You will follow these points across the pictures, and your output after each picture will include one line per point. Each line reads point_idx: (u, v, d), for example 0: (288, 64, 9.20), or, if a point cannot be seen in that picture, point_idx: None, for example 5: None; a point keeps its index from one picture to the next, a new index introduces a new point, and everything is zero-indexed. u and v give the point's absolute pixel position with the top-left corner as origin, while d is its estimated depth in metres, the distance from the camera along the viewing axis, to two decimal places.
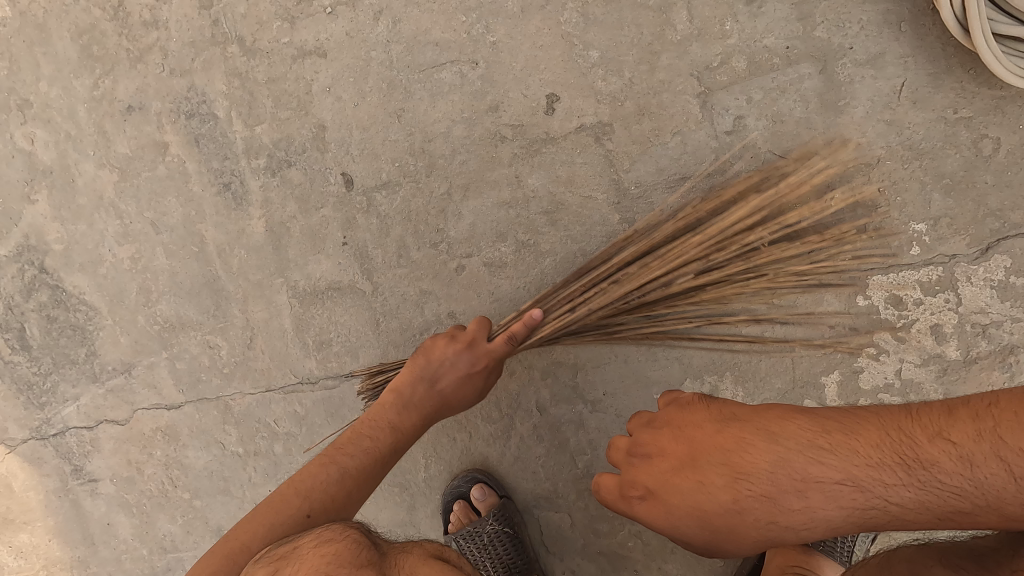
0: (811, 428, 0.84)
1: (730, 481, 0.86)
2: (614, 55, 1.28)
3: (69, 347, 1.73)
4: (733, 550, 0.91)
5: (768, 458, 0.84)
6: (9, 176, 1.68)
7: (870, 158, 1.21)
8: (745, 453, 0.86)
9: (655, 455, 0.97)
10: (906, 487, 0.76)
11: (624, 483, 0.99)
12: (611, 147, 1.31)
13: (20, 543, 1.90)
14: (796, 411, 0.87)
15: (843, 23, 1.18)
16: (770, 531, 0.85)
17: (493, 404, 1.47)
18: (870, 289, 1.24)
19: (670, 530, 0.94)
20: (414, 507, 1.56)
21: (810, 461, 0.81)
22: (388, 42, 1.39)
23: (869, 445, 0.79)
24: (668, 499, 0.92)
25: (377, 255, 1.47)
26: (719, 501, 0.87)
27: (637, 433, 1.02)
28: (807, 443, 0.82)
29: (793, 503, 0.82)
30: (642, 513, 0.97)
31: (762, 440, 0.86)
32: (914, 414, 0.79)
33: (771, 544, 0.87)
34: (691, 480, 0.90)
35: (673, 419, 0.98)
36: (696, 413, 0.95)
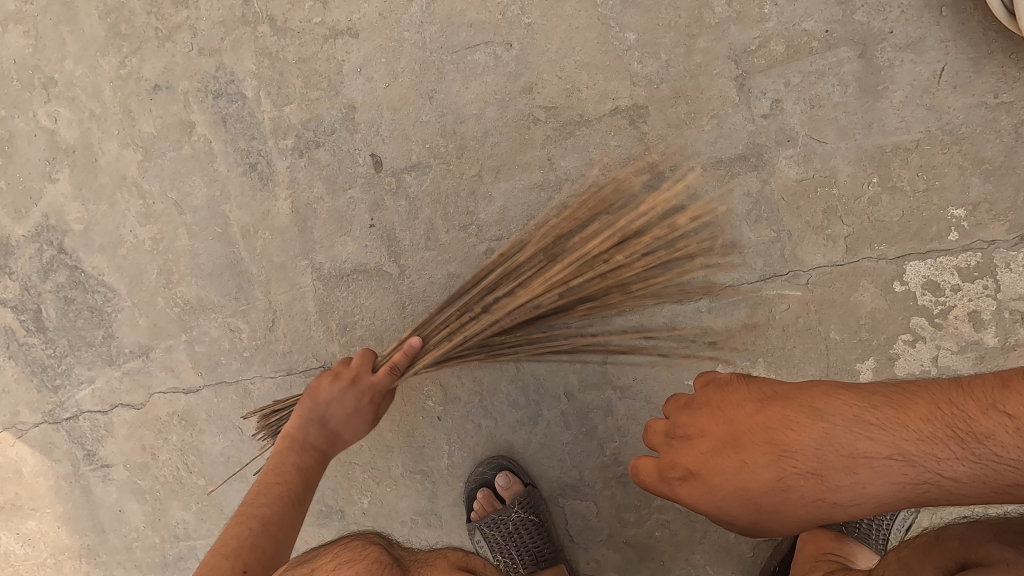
0: (858, 403, 0.82)
1: (774, 459, 0.84)
2: (651, 38, 1.28)
3: (86, 329, 1.71)
4: (778, 529, 0.88)
5: (814, 435, 0.82)
6: (30, 154, 1.67)
7: (910, 142, 1.20)
8: (789, 431, 0.84)
9: (694, 436, 0.92)
10: (960, 460, 0.74)
11: (662, 464, 0.94)
12: (646, 130, 1.31)
13: (27, 531, 1.85)
14: (841, 387, 0.85)
15: (884, 7, 1.18)
16: (818, 509, 0.83)
17: (519, 390, 1.45)
18: (908, 274, 1.23)
19: (710, 510, 0.91)
20: (436, 495, 1.53)
21: (858, 437, 0.79)
22: (422, 22, 1.38)
23: (920, 419, 0.77)
24: (710, 480, 0.89)
25: (405, 238, 1.46)
26: (763, 480, 0.85)
27: (674, 415, 0.97)
28: (853, 419, 0.81)
29: (841, 480, 0.80)
30: (680, 494, 0.92)
31: (808, 417, 0.83)
32: (965, 388, 0.77)
33: (816, 522, 0.85)
34: (734, 460, 0.87)
35: (714, 400, 0.94)
36: (736, 393, 0.92)
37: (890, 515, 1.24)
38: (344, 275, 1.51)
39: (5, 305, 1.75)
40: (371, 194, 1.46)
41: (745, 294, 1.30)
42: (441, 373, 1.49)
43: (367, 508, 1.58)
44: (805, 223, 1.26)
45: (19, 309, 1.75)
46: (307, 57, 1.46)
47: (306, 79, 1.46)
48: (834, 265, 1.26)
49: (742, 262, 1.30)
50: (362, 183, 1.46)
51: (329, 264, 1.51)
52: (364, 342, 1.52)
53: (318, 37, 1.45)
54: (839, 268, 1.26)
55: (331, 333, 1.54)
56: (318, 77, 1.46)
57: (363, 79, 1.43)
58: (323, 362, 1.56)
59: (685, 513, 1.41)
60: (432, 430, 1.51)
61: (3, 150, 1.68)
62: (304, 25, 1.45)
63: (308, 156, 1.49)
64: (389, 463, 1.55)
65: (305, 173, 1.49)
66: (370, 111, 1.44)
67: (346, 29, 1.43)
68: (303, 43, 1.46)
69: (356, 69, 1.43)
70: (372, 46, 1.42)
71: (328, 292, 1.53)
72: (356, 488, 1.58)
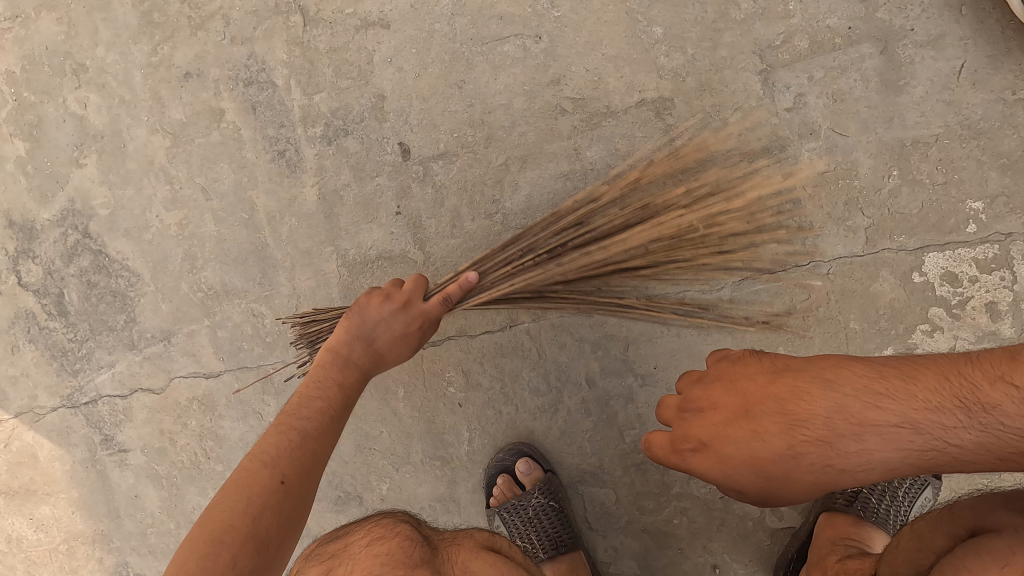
0: (867, 374, 0.82)
1: (786, 428, 0.82)
2: (677, 32, 1.32)
3: (108, 313, 1.72)
4: (787, 498, 0.87)
5: (825, 403, 0.81)
6: (58, 139, 1.69)
7: (930, 136, 1.24)
8: (800, 401, 0.83)
9: (707, 408, 0.89)
10: (966, 429, 0.74)
11: (674, 436, 0.91)
12: (671, 121, 1.34)
13: (41, 516, 1.85)
14: (851, 359, 0.85)
15: (905, 5, 1.22)
16: (827, 477, 0.82)
17: (541, 376, 1.47)
18: (926, 265, 1.26)
19: (722, 480, 0.88)
20: (455, 481, 1.54)
21: (868, 406, 0.79)
22: (453, 15, 1.42)
23: (928, 389, 0.78)
24: (722, 450, 0.86)
25: (431, 226, 1.48)
26: (775, 448, 0.83)
27: (686, 389, 0.94)
28: (863, 388, 0.80)
29: (850, 447, 0.79)
30: (692, 465, 0.89)
31: (819, 387, 0.83)
32: (974, 362, 0.78)
33: (824, 491, 0.84)
34: (745, 429, 0.85)
35: (726, 372, 0.92)
36: (748, 366, 0.90)
37: (908, 501, 1.26)
38: (369, 261, 1.53)
39: (27, 289, 1.77)
40: (398, 182, 1.49)
41: (766, 284, 1.33)
42: (463, 359, 1.50)
43: (385, 494, 1.58)
44: (827, 214, 1.29)
45: (41, 293, 1.76)
46: (338, 47, 1.49)
47: (336, 69, 1.49)
48: (854, 255, 1.29)
49: (764, 251, 1.33)
50: (389, 170, 1.49)
51: (354, 251, 1.54)
52: None
53: (350, 27, 1.48)
54: (859, 258, 1.29)
55: None
56: (349, 67, 1.49)
57: (393, 69, 1.46)
58: None
59: (704, 500, 1.42)
60: (452, 416, 1.53)
61: (31, 135, 1.70)
62: (336, 16, 1.48)
63: (336, 144, 1.52)
64: (408, 449, 1.56)
65: (333, 160, 1.52)
66: (399, 100, 1.47)
67: (377, 20, 1.46)
68: (334, 33, 1.49)
69: (386, 59, 1.46)
70: (403, 37, 1.45)
71: (352, 279, 1.55)
72: (375, 474, 1.59)
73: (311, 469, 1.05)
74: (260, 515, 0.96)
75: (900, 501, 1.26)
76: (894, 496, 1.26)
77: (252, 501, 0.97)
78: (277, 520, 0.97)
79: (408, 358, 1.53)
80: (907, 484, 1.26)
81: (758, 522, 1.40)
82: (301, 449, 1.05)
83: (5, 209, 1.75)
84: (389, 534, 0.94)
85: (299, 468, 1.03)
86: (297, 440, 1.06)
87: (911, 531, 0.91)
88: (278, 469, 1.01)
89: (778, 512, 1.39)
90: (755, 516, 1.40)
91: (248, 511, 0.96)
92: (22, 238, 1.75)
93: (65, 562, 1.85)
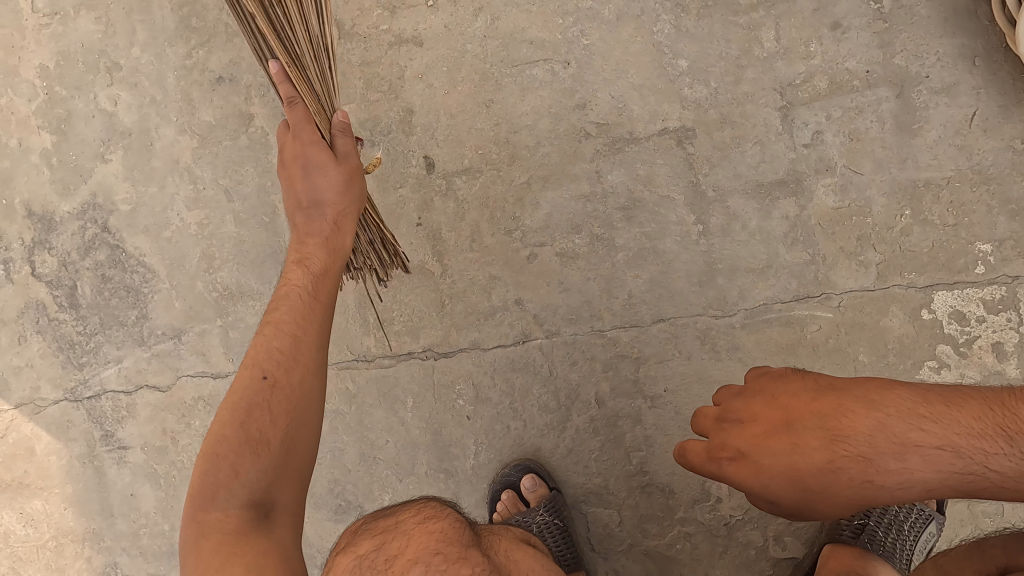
0: (912, 398, 0.86)
1: (829, 443, 0.85)
2: (702, 65, 1.37)
3: (119, 308, 1.73)
4: (822, 513, 0.89)
5: (870, 422, 0.85)
6: (85, 134, 1.72)
7: (942, 179, 1.28)
8: (845, 417, 0.86)
9: (748, 420, 0.92)
10: (1007, 457, 0.80)
11: (711, 445, 0.94)
12: (692, 150, 1.38)
13: (31, 511, 1.82)
14: (894, 383, 0.89)
15: (921, 53, 1.28)
16: (864, 493, 0.85)
17: (551, 393, 1.47)
18: (936, 303, 1.29)
19: (757, 490, 0.90)
20: (458, 496, 1.54)
21: (912, 427, 0.83)
22: (485, 37, 1.47)
23: (970, 417, 0.83)
24: (761, 460, 0.89)
25: (450, 238, 1.51)
26: (816, 462, 0.85)
27: (724, 402, 0.96)
28: (908, 411, 0.84)
29: (892, 465, 0.83)
30: (728, 475, 0.92)
31: (863, 406, 0.86)
32: (1011, 394, 0.84)
33: (856, 508, 0.87)
34: (785, 442, 0.88)
35: (768, 387, 0.93)
36: (791, 383, 0.93)
37: (913, 535, 1.27)
38: None
39: (40, 280, 1.77)
40: (421, 194, 1.52)
41: (778, 312, 1.36)
42: (474, 372, 1.51)
43: (386, 505, 1.58)
44: (840, 248, 1.33)
45: (53, 284, 1.77)
46: (371, 61, 1.53)
47: (367, 81, 1.53)
48: (865, 290, 1.32)
49: (778, 281, 1.36)
50: (413, 182, 1.52)
51: None
52: (400, 337, 1.55)
53: (383, 43, 1.52)
54: (870, 293, 1.32)
55: (367, 327, 1.57)
56: (380, 80, 1.53)
57: (423, 85, 1.50)
58: (357, 355, 1.57)
59: (708, 527, 1.42)
60: (460, 429, 1.53)
61: (60, 128, 1.73)
62: (371, 31, 1.53)
63: (362, 154, 1.55)
64: (413, 461, 1.56)
65: None
66: (427, 116, 1.51)
67: (411, 37, 1.50)
68: (368, 47, 1.53)
69: (417, 76, 1.51)
70: (434, 55, 1.49)
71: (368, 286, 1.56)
72: (378, 484, 1.58)
73: (294, 364, 1.02)
74: (252, 419, 0.98)
75: (905, 535, 1.28)
76: (900, 529, 1.27)
77: (246, 407, 0.99)
78: (271, 419, 0.98)
79: (419, 368, 1.54)
80: (912, 518, 1.27)
81: (762, 551, 1.40)
82: (279, 347, 1.03)
83: (27, 199, 1.77)
84: (439, 517, 0.97)
85: (282, 363, 1.02)
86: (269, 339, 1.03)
87: (933, 565, 0.93)
88: (257, 368, 1.01)
89: (781, 542, 1.39)
90: (758, 545, 1.40)
91: (240, 429, 0.97)
92: (40, 229, 1.77)
93: (52, 559, 1.82)
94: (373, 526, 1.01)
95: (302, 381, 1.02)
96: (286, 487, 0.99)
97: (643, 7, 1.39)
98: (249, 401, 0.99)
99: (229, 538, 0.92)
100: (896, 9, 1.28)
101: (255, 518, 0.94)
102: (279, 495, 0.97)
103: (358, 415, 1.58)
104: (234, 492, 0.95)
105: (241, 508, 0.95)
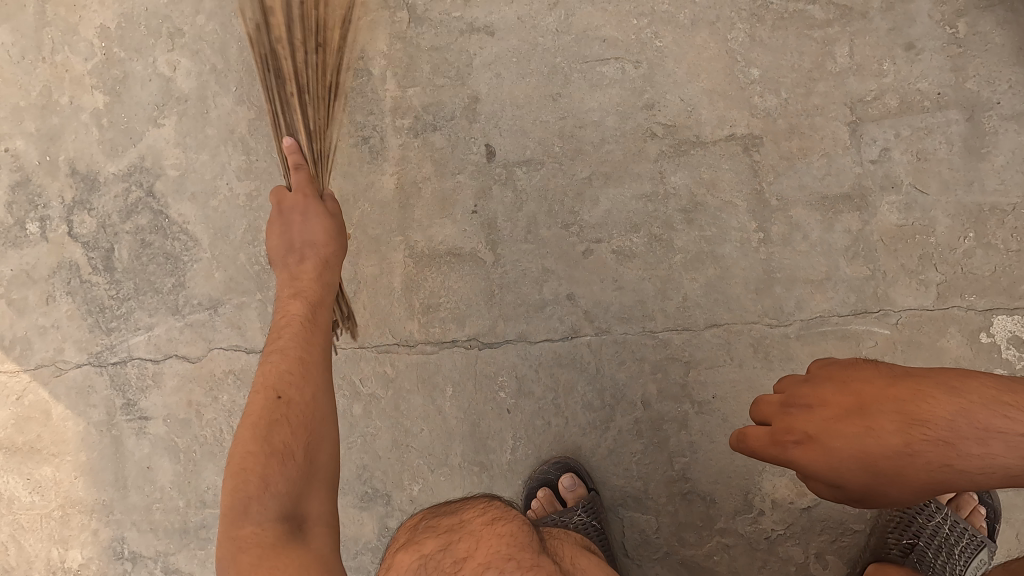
0: (996, 386, 0.85)
1: (904, 426, 0.85)
2: (774, 75, 1.38)
3: (156, 274, 1.70)
4: (893, 497, 0.89)
5: (949, 408, 0.84)
6: (140, 97, 1.70)
7: (1007, 205, 1.29)
8: (924, 403, 0.86)
9: (816, 405, 0.93)
10: None
11: (777, 429, 0.96)
12: (758, 158, 1.39)
13: (40, 477, 1.76)
14: (978, 372, 0.88)
15: (994, 80, 1.29)
16: (941, 477, 0.85)
17: (596, 392, 1.45)
18: (995, 327, 1.30)
19: (825, 473, 0.91)
20: (491, 491, 1.50)
21: (997, 414, 0.82)
22: (557, 31, 1.48)
23: None
24: (828, 443, 0.90)
25: (505, 228, 1.50)
26: (888, 445, 0.86)
27: (791, 389, 0.99)
28: (992, 398, 0.84)
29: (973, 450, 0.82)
30: (793, 457, 0.93)
31: (942, 393, 0.86)
32: None
33: (931, 492, 0.87)
34: (857, 426, 0.88)
35: (837, 375, 0.95)
36: (863, 370, 0.94)
37: (962, 559, 1.30)
38: (437, 255, 1.54)
39: (76, 240, 1.74)
40: (479, 181, 1.51)
41: (835, 326, 1.35)
42: (519, 365, 1.49)
43: (415, 495, 1.54)
44: (901, 265, 1.33)
45: (90, 245, 1.74)
46: (440, 46, 1.53)
47: (434, 66, 1.54)
48: (925, 309, 1.32)
49: (836, 294, 1.35)
50: (472, 169, 1.52)
51: (423, 243, 1.54)
52: (444, 325, 1.53)
53: (454, 29, 1.53)
54: (929, 312, 1.32)
55: (412, 311, 1.55)
56: (447, 66, 1.53)
57: (491, 74, 1.51)
58: (398, 339, 1.55)
59: (748, 539, 1.39)
60: (499, 422, 1.50)
61: (114, 89, 1.72)
62: (443, 18, 1.53)
63: (423, 137, 1.54)
64: (447, 451, 1.52)
65: (417, 153, 1.55)
66: (493, 105, 1.51)
67: (483, 27, 1.51)
68: (438, 32, 1.54)
69: (485, 65, 1.51)
70: (505, 45, 1.50)
71: (417, 270, 1.55)
72: (408, 473, 1.54)
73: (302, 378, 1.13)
74: (272, 433, 1.07)
75: (955, 559, 1.31)
76: (949, 552, 1.31)
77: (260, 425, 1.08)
78: (291, 433, 1.08)
79: (462, 357, 1.52)
80: (963, 542, 1.29)
81: (802, 568, 1.37)
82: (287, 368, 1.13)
83: (72, 157, 1.75)
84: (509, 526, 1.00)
85: (291, 383, 1.11)
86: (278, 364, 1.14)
87: None
88: (268, 390, 1.11)
89: (823, 561, 1.37)
90: (799, 562, 1.38)
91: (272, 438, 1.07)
92: (83, 189, 1.74)
93: (55, 530, 1.75)
94: (437, 523, 1.04)
95: (312, 399, 1.11)
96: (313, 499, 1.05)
97: (719, 14, 1.40)
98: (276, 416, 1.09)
99: (268, 548, 0.97)
100: (971, 35, 1.30)
101: (287, 533, 1.00)
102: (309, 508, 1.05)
103: (395, 400, 1.55)
104: (266, 506, 1.01)
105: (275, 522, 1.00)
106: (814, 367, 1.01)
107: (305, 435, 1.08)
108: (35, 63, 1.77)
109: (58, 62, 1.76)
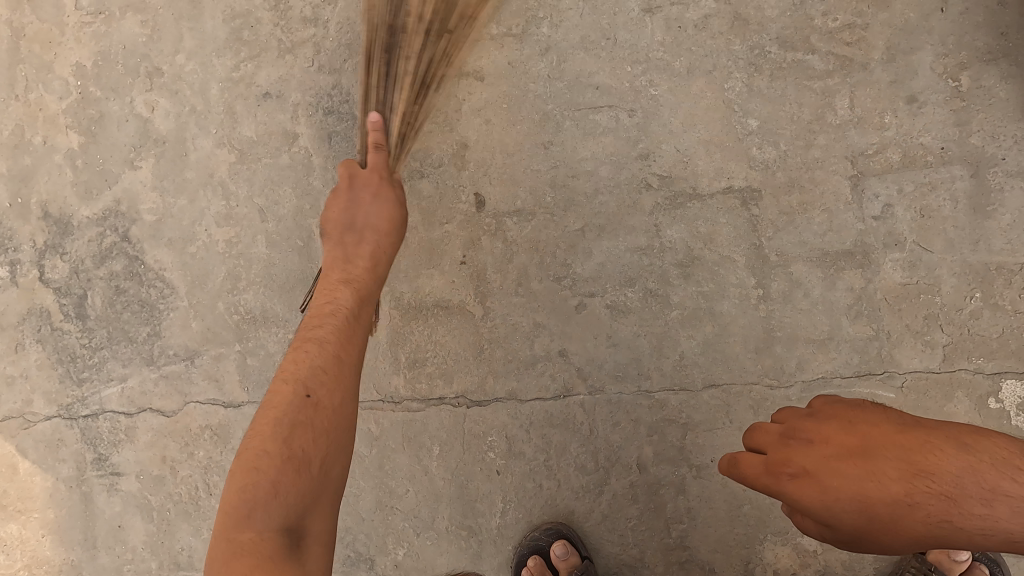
0: (1006, 447, 0.81)
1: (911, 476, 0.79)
2: (772, 126, 1.33)
3: (131, 323, 1.62)
4: (883, 547, 0.83)
5: (960, 464, 0.79)
6: (116, 138, 1.64)
7: (1014, 265, 1.25)
8: (933, 454, 0.80)
9: (818, 440, 0.87)
10: None
11: (773, 460, 0.89)
12: (756, 212, 1.34)
13: (6, 535, 1.67)
14: (987, 430, 0.84)
15: (998, 135, 1.25)
16: (939, 533, 0.79)
17: (589, 454, 1.39)
18: (1002, 392, 1.25)
19: (817, 513, 0.85)
20: (480, 556, 1.43)
21: (1004, 476, 0.78)
22: (549, 77, 1.43)
23: None
24: (829, 482, 0.83)
25: (495, 280, 1.44)
26: (891, 493, 0.80)
27: (791, 420, 0.92)
28: (1001, 460, 0.79)
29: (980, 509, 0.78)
30: (786, 492, 0.86)
31: (953, 447, 0.80)
32: None
33: (922, 546, 0.82)
34: (861, 469, 0.82)
35: (842, 413, 0.89)
36: (870, 411, 0.88)
37: None
38: (424, 308, 1.48)
39: (48, 286, 1.67)
40: (468, 232, 1.46)
41: (838, 388, 1.30)
42: (509, 424, 1.43)
43: (400, 560, 1.47)
44: (905, 325, 1.28)
45: (62, 292, 1.66)
46: None
47: None
48: (930, 372, 1.27)
49: (838, 355, 1.30)
50: (461, 219, 1.46)
51: (410, 294, 1.48)
52: (431, 380, 1.47)
53: None
54: (934, 375, 1.27)
55: (397, 366, 1.48)
56: (435, 112, 1.48)
57: (480, 120, 1.46)
58: (383, 395, 1.48)
59: None
60: (487, 484, 1.43)
61: (89, 129, 1.65)
62: None
63: (409, 185, 1.48)
64: (434, 514, 1.45)
65: (403, 201, 1.49)
66: (482, 152, 1.45)
67: (472, 72, 1.46)
68: None
69: (475, 111, 1.46)
70: (495, 91, 1.45)
71: (403, 323, 1.48)
72: (393, 536, 1.47)
73: (335, 370, 0.98)
74: (294, 435, 0.91)
75: None
76: None
77: (282, 421, 0.92)
78: (314, 437, 0.92)
79: (449, 415, 1.45)
80: None
81: None
82: (319, 362, 0.97)
83: (44, 200, 1.67)
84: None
85: (326, 377, 0.96)
86: (310, 353, 0.99)
87: None
88: (298, 383, 0.95)
89: None
90: None
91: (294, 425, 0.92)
92: (55, 233, 1.67)
93: None
94: None
95: (344, 402, 0.96)
96: (318, 514, 0.90)
97: (716, 63, 1.36)
98: (299, 409, 0.93)
99: (263, 562, 0.81)
100: (975, 89, 1.26)
101: (288, 544, 0.84)
102: (316, 521, 0.90)
103: (379, 459, 1.48)
104: (268, 512, 0.85)
105: (274, 531, 0.85)
106: (815, 401, 0.95)
107: (322, 443, 0.92)
108: (7, 101, 1.70)
109: (31, 101, 1.69)
